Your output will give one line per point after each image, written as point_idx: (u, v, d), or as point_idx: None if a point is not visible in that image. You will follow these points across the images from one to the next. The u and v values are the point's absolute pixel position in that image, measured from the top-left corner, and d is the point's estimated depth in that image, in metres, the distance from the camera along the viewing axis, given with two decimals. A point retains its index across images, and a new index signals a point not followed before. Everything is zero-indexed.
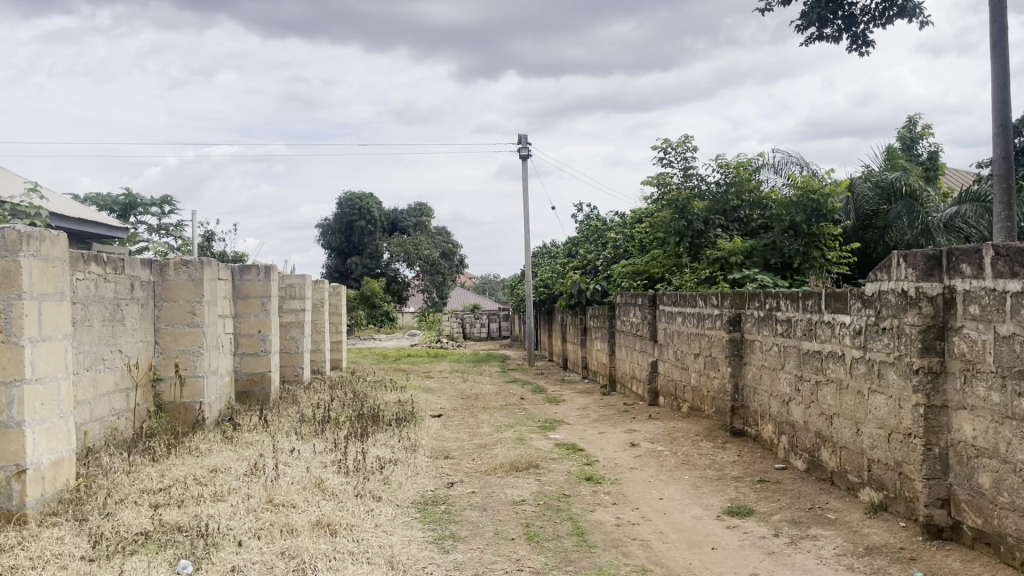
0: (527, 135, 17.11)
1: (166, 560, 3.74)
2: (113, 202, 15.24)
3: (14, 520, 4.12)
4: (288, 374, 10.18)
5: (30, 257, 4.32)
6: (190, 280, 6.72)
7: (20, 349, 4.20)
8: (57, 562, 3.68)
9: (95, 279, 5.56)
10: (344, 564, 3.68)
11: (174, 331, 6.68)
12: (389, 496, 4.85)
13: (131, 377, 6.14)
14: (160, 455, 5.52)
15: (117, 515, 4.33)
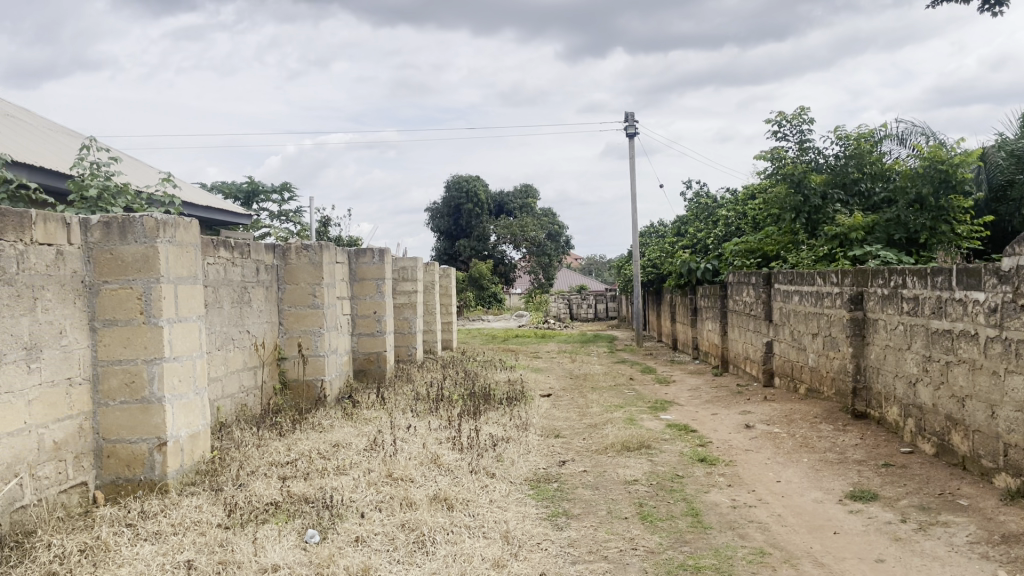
0: (633, 112, 16.85)
1: (295, 529, 3.95)
2: (237, 190, 15.99)
3: (157, 488, 4.44)
4: (402, 353, 10.45)
5: (167, 243, 4.60)
6: (310, 264, 7.00)
7: (159, 329, 4.49)
8: (197, 528, 3.94)
9: (223, 264, 5.87)
10: (461, 538, 3.79)
11: (297, 312, 6.98)
12: (503, 472, 4.93)
13: (258, 355, 6.47)
14: (286, 430, 5.80)
15: (248, 486, 4.59)
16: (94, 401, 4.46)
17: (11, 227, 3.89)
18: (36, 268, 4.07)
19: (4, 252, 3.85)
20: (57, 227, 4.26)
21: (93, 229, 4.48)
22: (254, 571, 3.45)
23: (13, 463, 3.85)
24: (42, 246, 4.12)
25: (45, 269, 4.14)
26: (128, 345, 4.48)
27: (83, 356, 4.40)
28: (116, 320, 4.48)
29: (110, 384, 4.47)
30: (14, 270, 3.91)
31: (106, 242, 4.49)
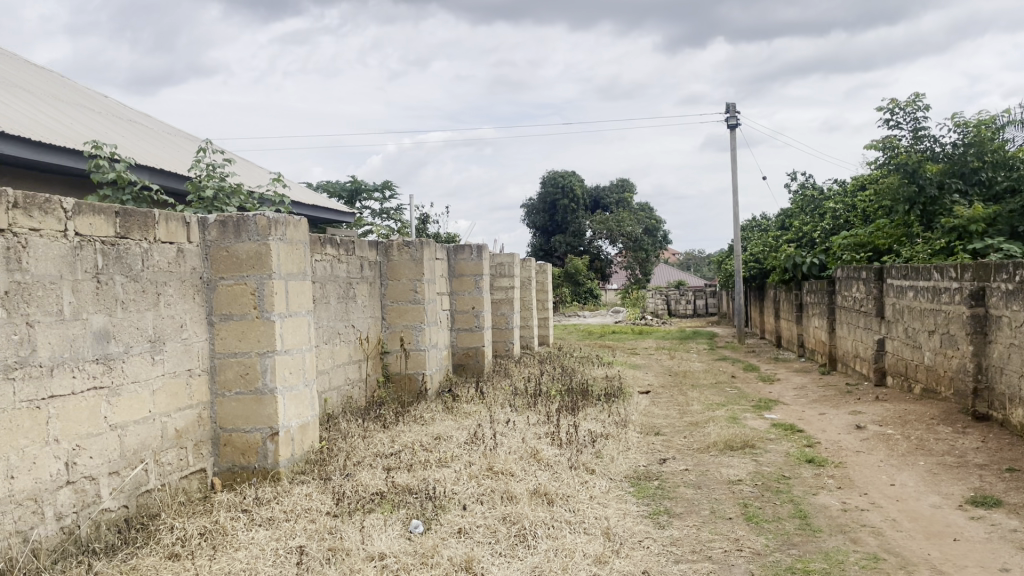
0: (734, 104, 16.44)
1: (400, 518, 4.05)
2: (340, 189, 16.45)
3: (270, 476, 4.62)
4: (500, 349, 10.54)
5: (278, 241, 4.77)
6: (411, 260, 7.14)
7: (271, 323, 4.68)
8: (307, 515, 4.09)
9: (330, 260, 6.05)
10: (562, 533, 3.79)
11: (399, 307, 7.14)
12: (603, 469, 4.91)
13: (363, 349, 6.65)
14: (390, 422, 5.94)
15: (355, 475, 4.73)
16: (212, 392, 4.69)
17: (137, 226, 4.13)
18: (159, 265, 4.30)
19: (131, 250, 4.09)
20: (178, 226, 4.49)
21: (210, 227, 4.70)
22: (362, 559, 3.56)
23: (139, 449, 4.09)
24: (164, 244, 4.35)
25: (167, 266, 4.38)
26: (242, 339, 4.69)
27: (202, 349, 4.63)
28: (232, 314, 4.70)
29: (226, 375, 4.69)
30: (140, 267, 4.15)
31: (222, 240, 4.71)
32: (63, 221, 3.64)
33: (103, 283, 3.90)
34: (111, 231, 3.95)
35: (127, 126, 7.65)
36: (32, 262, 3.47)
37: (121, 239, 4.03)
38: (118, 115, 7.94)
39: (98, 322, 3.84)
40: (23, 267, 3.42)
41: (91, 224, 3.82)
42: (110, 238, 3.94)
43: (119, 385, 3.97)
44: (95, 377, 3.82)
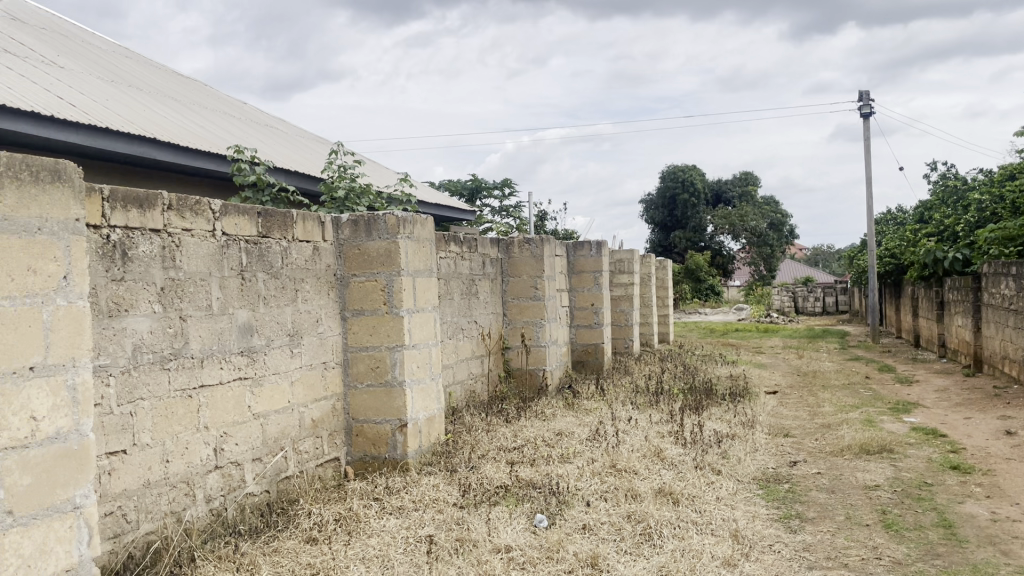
0: (868, 91, 15.66)
1: (524, 512, 4.10)
2: (461, 187, 16.75)
3: (399, 467, 4.78)
4: (619, 346, 10.47)
5: (406, 239, 4.91)
6: (532, 257, 7.20)
7: (400, 318, 4.83)
8: (436, 506, 4.20)
9: (454, 257, 6.18)
10: (689, 533, 3.74)
11: (520, 303, 7.21)
12: (729, 470, 4.80)
13: (485, 345, 6.76)
14: (512, 416, 6.01)
15: (480, 468, 4.81)
16: (345, 383, 4.90)
17: (277, 225, 4.34)
18: (296, 263, 4.53)
19: (272, 249, 4.32)
20: (314, 225, 4.70)
21: (343, 226, 4.90)
22: (488, 550, 3.63)
23: (279, 437, 4.32)
24: (301, 243, 4.57)
25: (304, 264, 4.59)
26: (373, 333, 4.87)
27: (336, 342, 4.84)
28: (364, 309, 4.89)
29: (359, 368, 4.90)
30: (279, 264, 4.37)
31: (354, 238, 4.90)
32: (211, 222, 3.88)
33: (247, 280, 4.13)
34: (254, 230, 4.17)
35: (264, 130, 8.06)
36: (184, 260, 3.72)
37: (263, 238, 4.25)
38: (257, 120, 8.40)
39: (242, 317, 4.07)
40: (176, 265, 3.67)
41: (236, 224, 4.04)
42: (253, 237, 4.17)
43: (261, 376, 4.20)
44: (240, 368, 4.05)
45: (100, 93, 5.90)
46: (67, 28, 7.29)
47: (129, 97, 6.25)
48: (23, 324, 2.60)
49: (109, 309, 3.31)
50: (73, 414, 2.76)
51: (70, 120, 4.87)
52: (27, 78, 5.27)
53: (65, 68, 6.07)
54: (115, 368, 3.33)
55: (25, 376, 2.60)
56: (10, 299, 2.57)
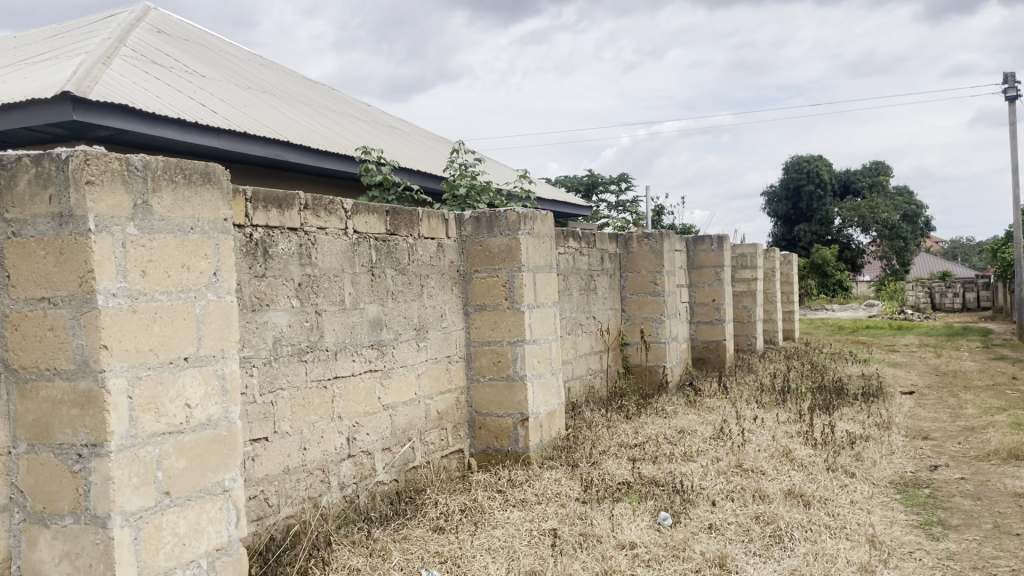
0: (1014, 72, 14.59)
1: (648, 510, 4.07)
2: (577, 183, 16.74)
3: (521, 460, 4.84)
4: (742, 343, 10.22)
5: (527, 235, 4.94)
6: (652, 252, 7.11)
7: (521, 314, 4.88)
8: (558, 500, 4.23)
9: (572, 253, 6.19)
10: (822, 537, 3.61)
11: (639, 299, 7.15)
12: (864, 473, 4.60)
13: (604, 341, 6.75)
14: (633, 413, 5.97)
15: (601, 464, 4.80)
16: (468, 377, 5.01)
17: (404, 223, 4.47)
18: (422, 259, 4.65)
19: (399, 246, 4.45)
20: (438, 222, 4.81)
21: (465, 223, 5.00)
22: (613, 546, 3.62)
23: (407, 428, 4.45)
24: (426, 240, 4.69)
25: (429, 260, 4.71)
26: (495, 328, 4.95)
27: (459, 337, 4.94)
28: (485, 305, 4.97)
29: (481, 362, 4.99)
30: (406, 261, 4.51)
31: (476, 235, 4.99)
32: (344, 221, 4.03)
33: (376, 276, 4.27)
34: (383, 228, 4.31)
35: (387, 131, 8.31)
36: (319, 257, 3.89)
37: (391, 235, 4.39)
38: (380, 121, 8.67)
39: (372, 312, 4.22)
40: (312, 262, 3.84)
41: (366, 222, 4.19)
42: (382, 234, 4.31)
43: (389, 369, 4.34)
44: (370, 361, 4.20)
45: (238, 99, 6.23)
46: (207, 39, 7.75)
47: (264, 102, 6.58)
48: (179, 317, 2.78)
49: (252, 303, 3.50)
50: (222, 402, 2.94)
51: (211, 126, 5.18)
52: (173, 87, 5.63)
53: (206, 77, 6.44)
54: (258, 359, 3.51)
55: (181, 366, 2.78)
56: (168, 295, 2.75)
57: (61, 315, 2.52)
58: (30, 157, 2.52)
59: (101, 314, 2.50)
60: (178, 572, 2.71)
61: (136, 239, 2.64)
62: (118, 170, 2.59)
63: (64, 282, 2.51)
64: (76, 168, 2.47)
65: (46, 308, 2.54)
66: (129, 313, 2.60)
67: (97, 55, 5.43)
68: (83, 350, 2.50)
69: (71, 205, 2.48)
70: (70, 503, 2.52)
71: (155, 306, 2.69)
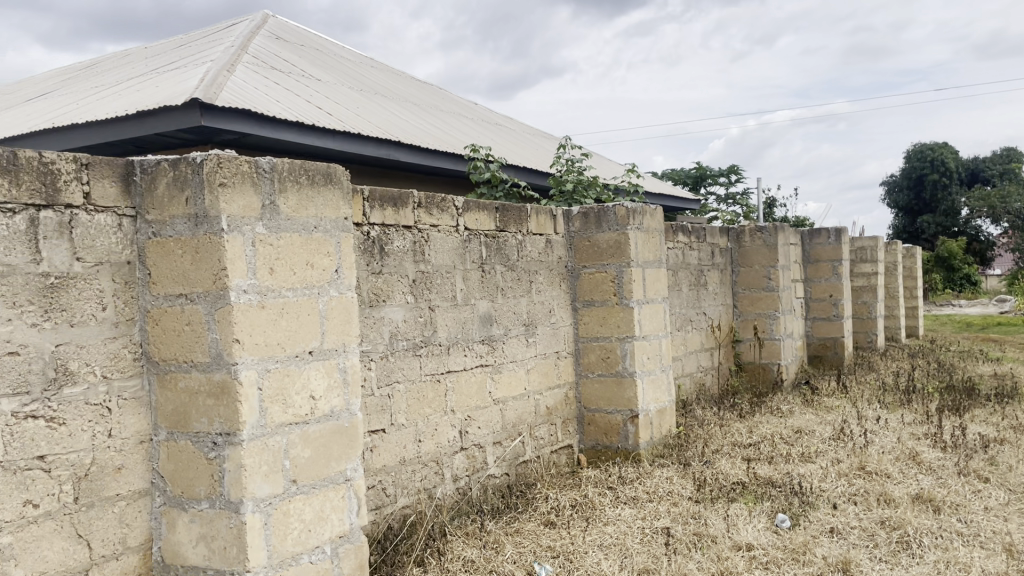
0: None
1: (765, 511, 3.96)
2: (686, 176, 16.44)
3: (631, 457, 4.81)
4: (861, 341, 9.81)
5: (636, 230, 4.89)
6: (765, 246, 6.92)
7: (630, 310, 4.84)
8: (670, 498, 4.17)
9: (682, 248, 6.09)
10: (954, 545, 3.43)
11: (752, 295, 6.96)
12: (1000, 478, 4.33)
13: (715, 337, 6.61)
14: (747, 412, 5.83)
15: (715, 463, 4.70)
16: (577, 373, 5.00)
17: (513, 220, 4.51)
18: (531, 255, 4.68)
19: (508, 242, 4.49)
20: (547, 218, 4.82)
21: (574, 219, 4.99)
22: (729, 547, 3.55)
23: (517, 422, 4.49)
24: (535, 236, 4.71)
25: (538, 256, 4.73)
26: (604, 324, 4.92)
27: (568, 333, 4.95)
28: (594, 300, 4.95)
29: (590, 358, 4.97)
30: (516, 257, 4.54)
31: (584, 231, 4.98)
32: (455, 218, 4.10)
33: (487, 272, 4.33)
34: (493, 224, 4.36)
35: (494, 128, 8.38)
36: (432, 254, 3.97)
37: (501, 232, 4.44)
38: (487, 119, 8.76)
39: (482, 308, 4.28)
40: (425, 259, 3.92)
41: (476, 219, 4.25)
42: (492, 231, 4.36)
43: (500, 364, 4.39)
44: (482, 356, 4.26)
45: (350, 101, 6.42)
46: (322, 44, 8.01)
47: (375, 103, 6.76)
48: (304, 313, 2.90)
49: (369, 299, 3.60)
50: (344, 395, 3.04)
51: (328, 128, 5.36)
52: (291, 91, 5.87)
53: (321, 80, 6.66)
54: (375, 353, 3.61)
55: (305, 360, 2.89)
56: (294, 291, 2.86)
57: (196, 310, 2.66)
58: (168, 161, 2.68)
59: (233, 309, 2.63)
60: (305, 557, 2.82)
61: (265, 239, 2.76)
62: (248, 172, 2.71)
63: (199, 279, 2.65)
64: (210, 171, 2.61)
65: (183, 304, 2.69)
66: (259, 308, 2.72)
67: (221, 63, 5.71)
68: (217, 343, 2.64)
69: (206, 206, 2.62)
70: (206, 488, 2.66)
71: (282, 302, 2.81)
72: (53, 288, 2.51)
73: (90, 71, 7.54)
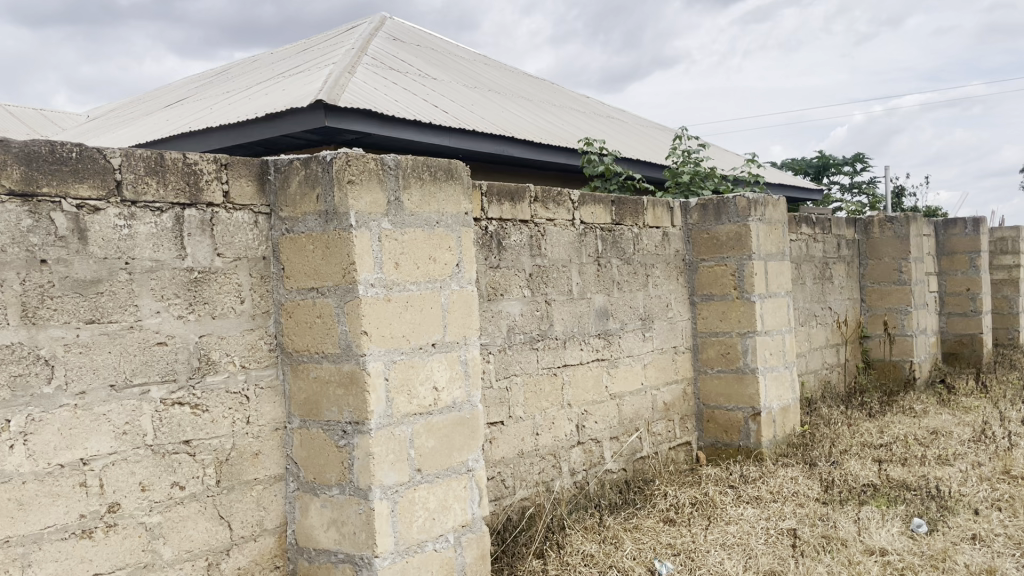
0: None
1: (899, 515, 3.78)
2: (807, 166, 15.84)
3: (753, 455, 4.68)
4: (1002, 338, 9.20)
5: (758, 221, 4.75)
6: (896, 237, 6.59)
7: (752, 304, 4.71)
8: (795, 499, 4.03)
9: (805, 240, 5.87)
10: None
11: (881, 289, 6.65)
12: None
13: (842, 333, 6.35)
14: (877, 411, 5.57)
15: (843, 464, 4.51)
16: (695, 368, 4.91)
17: (630, 213, 4.46)
18: (648, 249, 4.62)
19: (625, 236, 4.45)
20: (664, 211, 4.74)
21: (692, 211, 4.90)
22: (860, 551, 3.41)
23: (634, 417, 4.45)
24: (652, 229, 4.65)
25: (655, 249, 4.67)
26: (724, 319, 4.81)
27: (686, 328, 4.86)
28: (713, 294, 4.84)
29: (709, 354, 4.87)
30: (632, 250, 4.49)
31: (703, 223, 4.87)
32: (571, 211, 4.09)
33: (604, 266, 4.30)
34: (609, 218, 4.33)
35: (607, 122, 8.32)
36: (549, 248, 3.97)
37: (617, 225, 4.40)
38: (600, 113, 8.69)
39: (599, 302, 4.26)
40: (542, 253, 3.94)
41: (593, 212, 4.23)
42: (609, 225, 4.34)
43: (616, 358, 4.35)
44: (598, 350, 4.24)
45: (465, 98, 6.51)
46: (437, 43, 8.16)
47: (490, 100, 6.82)
48: (427, 306, 2.96)
49: (488, 293, 3.65)
50: (465, 386, 3.09)
51: (445, 125, 5.45)
52: (408, 91, 6.00)
53: (437, 79, 6.78)
54: (494, 346, 3.66)
55: (429, 352, 2.95)
56: (418, 284, 2.92)
57: (327, 304, 2.76)
58: (300, 160, 2.78)
59: (361, 302, 2.71)
60: (429, 544, 2.88)
61: (390, 234, 2.83)
62: (375, 169, 2.78)
63: (330, 273, 2.74)
64: (339, 169, 2.69)
65: (315, 298, 2.79)
66: (385, 301, 2.80)
67: (343, 65, 5.90)
68: (346, 335, 2.73)
69: (335, 203, 2.71)
70: (337, 475, 2.76)
71: (407, 295, 2.87)
72: (196, 281, 2.65)
73: (221, 77, 7.95)
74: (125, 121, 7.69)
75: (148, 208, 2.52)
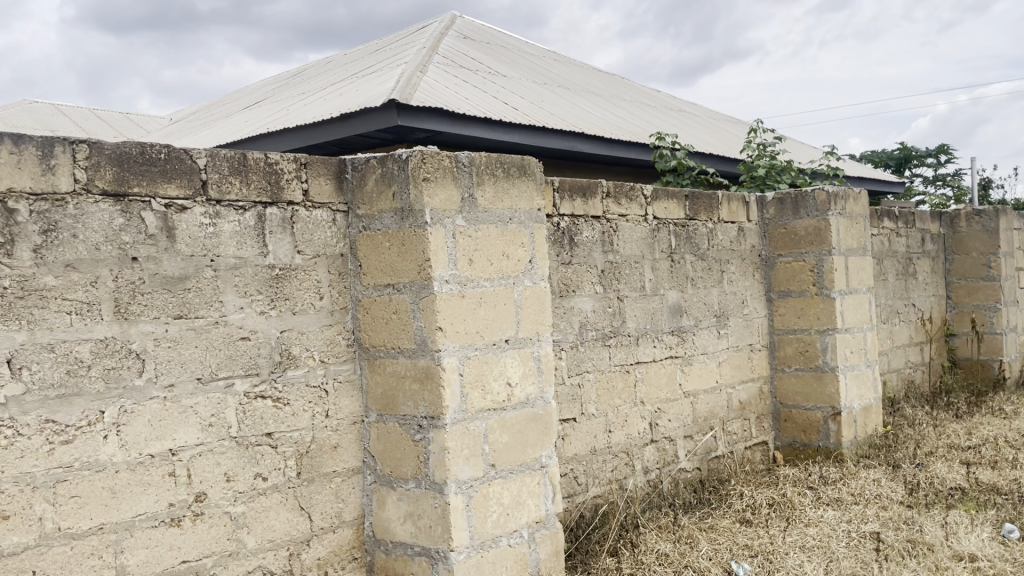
0: None
1: (989, 520, 3.62)
2: (888, 158, 15.34)
3: (833, 456, 4.56)
4: None
5: (837, 215, 4.62)
6: (985, 231, 6.33)
7: (831, 300, 4.58)
8: (878, 502, 3.91)
9: (887, 234, 5.68)
10: None
11: (968, 285, 6.39)
12: None
13: (926, 331, 6.13)
14: (964, 412, 5.36)
15: (929, 467, 4.35)
16: (772, 366, 4.80)
17: (704, 208, 4.39)
18: (723, 244, 4.54)
19: (699, 231, 4.38)
20: (739, 205, 4.65)
21: (768, 205, 4.79)
22: (948, 557, 3.28)
23: (709, 416, 4.38)
24: (727, 224, 4.57)
25: (730, 244, 4.58)
26: (802, 316, 4.69)
27: (762, 324, 4.76)
28: (791, 291, 4.73)
29: (786, 352, 4.76)
30: (706, 246, 4.42)
31: (780, 217, 4.76)
32: (644, 207, 4.05)
33: (678, 262, 4.25)
34: (683, 213, 4.27)
35: (679, 116, 8.19)
36: (622, 244, 3.94)
37: (691, 220, 4.33)
38: (671, 107, 8.57)
39: (673, 298, 4.20)
40: (615, 249, 3.91)
41: (666, 208, 4.18)
42: (682, 220, 4.28)
43: (691, 355, 4.30)
44: (672, 347, 4.19)
45: (535, 95, 6.50)
46: (507, 40, 8.17)
47: (559, 96, 6.80)
48: (501, 302, 2.96)
49: (561, 290, 3.64)
50: (539, 382, 3.09)
51: (515, 122, 5.46)
52: (479, 89, 6.03)
53: (507, 76, 6.79)
54: (567, 343, 3.65)
55: (502, 348, 2.96)
56: (491, 280, 2.94)
57: (403, 300, 2.80)
58: (377, 158, 2.83)
59: (437, 298, 2.73)
60: (504, 539, 2.90)
61: (465, 231, 2.85)
62: (449, 167, 2.80)
63: (406, 270, 2.78)
64: (415, 167, 2.72)
65: (391, 294, 2.83)
66: (460, 297, 2.82)
67: (414, 64, 5.96)
68: (422, 331, 2.76)
69: (411, 200, 2.74)
70: (413, 468, 2.79)
71: (480, 291, 2.89)
72: (277, 278, 2.72)
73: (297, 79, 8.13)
74: (205, 124, 7.94)
75: (232, 207, 2.59)
